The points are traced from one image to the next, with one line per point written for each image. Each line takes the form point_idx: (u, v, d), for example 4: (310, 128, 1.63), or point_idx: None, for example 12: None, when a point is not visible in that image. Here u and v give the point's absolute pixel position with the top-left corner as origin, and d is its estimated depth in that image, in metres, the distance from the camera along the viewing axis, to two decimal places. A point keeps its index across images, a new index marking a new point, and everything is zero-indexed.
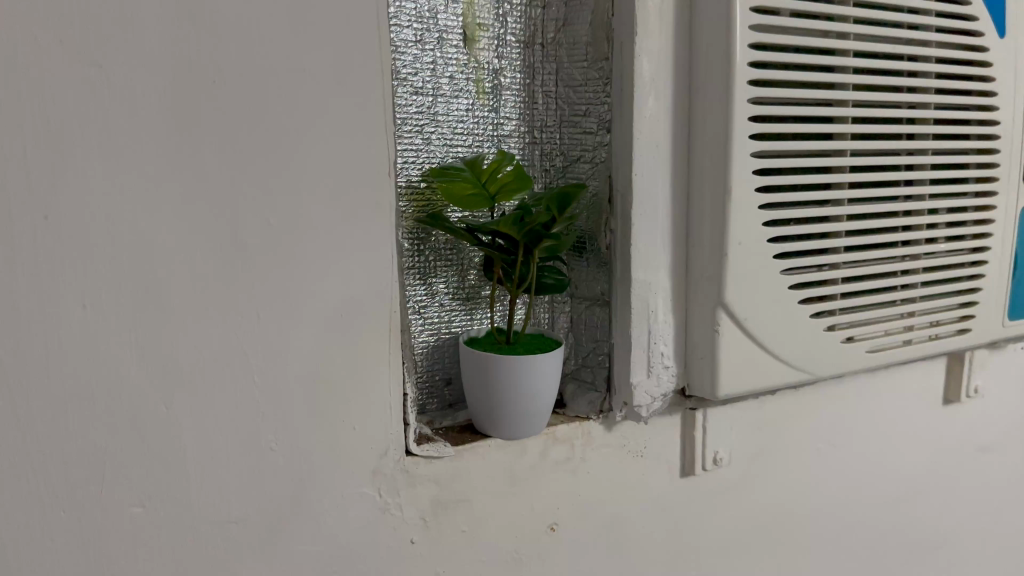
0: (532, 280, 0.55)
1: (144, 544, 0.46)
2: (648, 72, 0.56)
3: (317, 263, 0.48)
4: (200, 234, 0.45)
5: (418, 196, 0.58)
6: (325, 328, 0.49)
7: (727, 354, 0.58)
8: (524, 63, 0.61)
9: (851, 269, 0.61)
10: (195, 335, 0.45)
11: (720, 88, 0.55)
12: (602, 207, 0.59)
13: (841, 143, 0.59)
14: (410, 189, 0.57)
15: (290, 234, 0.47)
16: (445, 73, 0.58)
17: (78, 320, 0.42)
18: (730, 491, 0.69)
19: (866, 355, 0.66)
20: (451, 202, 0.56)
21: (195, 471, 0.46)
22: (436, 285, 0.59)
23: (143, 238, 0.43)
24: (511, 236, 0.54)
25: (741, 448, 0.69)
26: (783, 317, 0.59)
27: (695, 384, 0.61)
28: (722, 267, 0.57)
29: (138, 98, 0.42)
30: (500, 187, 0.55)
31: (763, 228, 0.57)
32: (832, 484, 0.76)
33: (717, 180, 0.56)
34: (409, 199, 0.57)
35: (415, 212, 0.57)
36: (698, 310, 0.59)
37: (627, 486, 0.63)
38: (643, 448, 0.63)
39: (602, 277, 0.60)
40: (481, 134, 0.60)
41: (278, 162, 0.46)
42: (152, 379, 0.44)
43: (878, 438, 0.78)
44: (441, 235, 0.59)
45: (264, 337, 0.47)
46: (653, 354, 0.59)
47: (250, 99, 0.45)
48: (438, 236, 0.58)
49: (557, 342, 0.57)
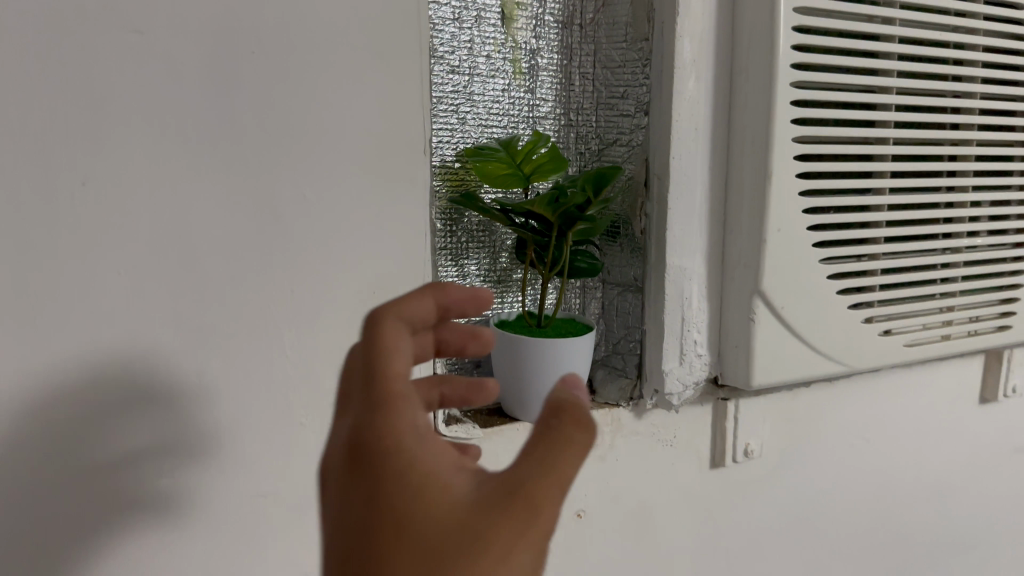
0: (565, 263, 0.55)
1: (176, 516, 0.45)
2: (688, 54, 0.55)
3: (349, 239, 0.48)
4: (235, 206, 0.44)
5: (452, 175, 0.57)
6: (356, 305, 0.49)
7: (763, 343, 0.57)
8: (561, 44, 0.60)
9: (891, 261, 0.60)
10: (229, 308, 0.45)
11: (763, 72, 0.54)
12: (638, 191, 0.58)
13: (885, 131, 0.58)
14: (444, 168, 0.56)
15: (324, 209, 0.47)
16: (482, 53, 0.57)
17: (114, 288, 0.42)
18: (760, 484, 0.68)
19: (904, 349, 0.64)
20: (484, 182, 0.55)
21: (227, 444, 0.46)
22: (467, 268, 0.59)
23: (179, 208, 0.43)
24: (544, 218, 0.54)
25: (773, 441, 0.67)
26: (820, 307, 0.58)
27: (728, 373, 0.60)
28: (760, 254, 0.56)
29: (178, 67, 0.42)
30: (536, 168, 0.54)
31: (803, 215, 0.56)
32: (864, 481, 0.75)
33: (757, 166, 0.55)
34: (443, 178, 0.57)
35: (449, 191, 0.57)
36: (733, 299, 0.58)
37: (656, 476, 0.62)
38: (673, 437, 0.62)
39: (636, 263, 0.59)
40: (517, 115, 0.60)
41: (314, 136, 0.46)
42: (186, 350, 0.44)
43: (911, 435, 0.77)
44: (473, 216, 0.58)
45: (297, 313, 0.47)
46: (686, 342, 0.58)
47: (288, 72, 0.45)
48: (470, 217, 0.58)
49: (588, 328, 0.57)
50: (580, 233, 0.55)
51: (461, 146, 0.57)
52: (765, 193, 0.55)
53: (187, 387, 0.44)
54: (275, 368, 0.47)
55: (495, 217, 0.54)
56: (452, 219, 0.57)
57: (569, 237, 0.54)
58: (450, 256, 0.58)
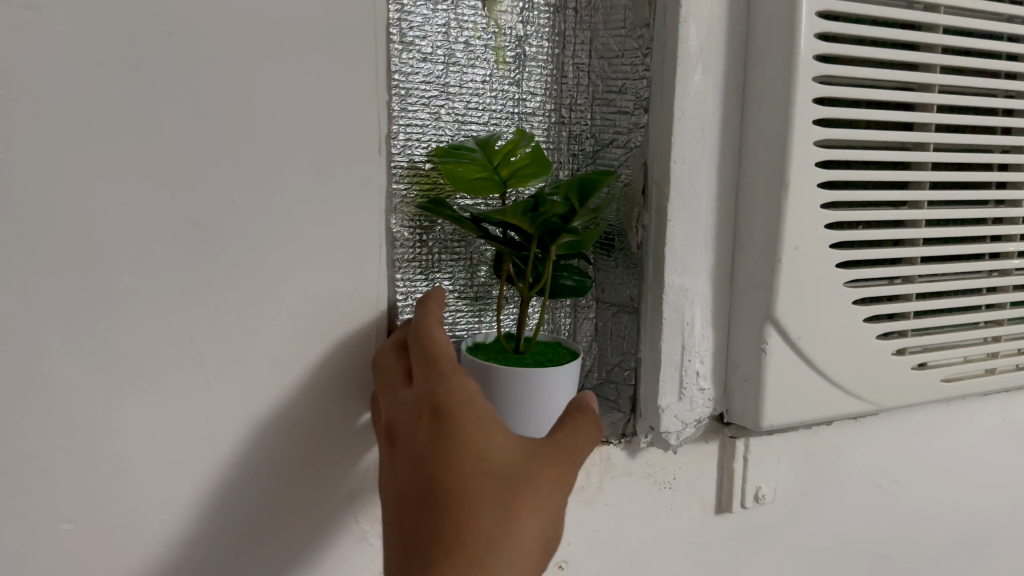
0: (547, 282, 0.47)
1: (78, 561, 0.40)
2: (695, 42, 0.48)
3: (288, 253, 0.42)
4: (148, 211, 0.38)
5: (423, 178, 0.50)
6: (295, 326, 0.43)
7: (776, 378, 0.50)
8: (553, 30, 0.53)
9: (929, 284, 0.52)
10: (144, 329, 0.40)
11: (783, 63, 0.46)
12: (635, 199, 0.51)
13: (924, 135, 0.50)
14: (413, 170, 0.49)
15: (258, 216, 0.41)
16: (460, 38, 0.50)
17: (4, 307, 0.36)
18: (773, 531, 0.60)
19: (940, 384, 0.56)
20: (456, 186, 0.48)
21: (139, 482, 0.41)
22: (437, 283, 0.51)
23: (82, 215, 0.37)
24: (524, 230, 0.46)
25: (789, 483, 0.60)
26: (844, 338, 0.50)
27: (735, 411, 0.52)
28: (774, 274, 0.48)
29: (81, 50, 0.36)
30: (514, 170, 0.47)
31: (825, 232, 0.48)
32: (893, 526, 0.67)
33: (775, 172, 0.47)
34: (412, 182, 0.49)
35: (418, 197, 0.49)
36: (742, 326, 0.51)
37: (651, 521, 0.55)
38: (671, 479, 0.55)
39: (631, 281, 0.52)
40: (500, 111, 0.52)
41: (246, 132, 0.40)
42: (91, 377, 0.39)
43: (948, 475, 0.69)
44: (446, 225, 0.51)
45: (225, 334, 0.41)
46: (687, 373, 0.51)
47: (211, 57, 0.38)
48: (442, 226, 0.51)
49: (574, 354, 0.49)
50: (566, 247, 0.48)
51: (433, 144, 0.49)
52: (781, 205, 0.47)
53: (89, 418, 0.39)
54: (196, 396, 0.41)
55: (466, 227, 0.47)
56: (419, 227, 0.50)
57: (553, 250, 0.47)
58: (417, 271, 0.50)
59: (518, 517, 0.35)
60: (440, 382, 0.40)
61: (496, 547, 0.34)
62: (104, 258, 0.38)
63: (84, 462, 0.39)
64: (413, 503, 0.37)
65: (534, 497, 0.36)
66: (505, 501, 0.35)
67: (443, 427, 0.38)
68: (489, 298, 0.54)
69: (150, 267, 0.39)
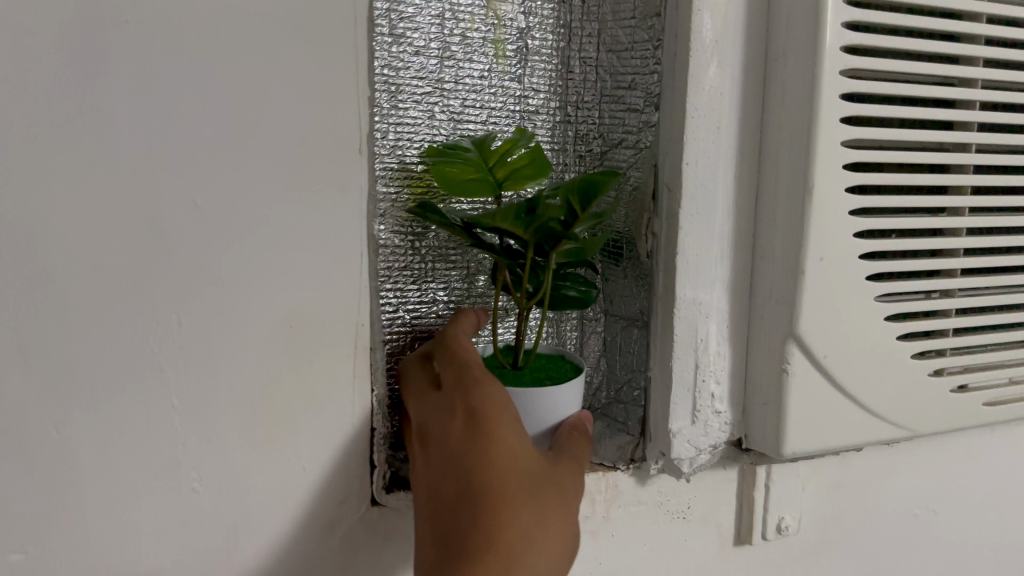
0: (547, 293, 0.43)
1: None
2: (710, 32, 0.43)
3: (258, 262, 0.39)
4: (100, 213, 0.35)
5: (416, 181, 0.46)
6: (266, 342, 0.39)
7: (799, 402, 0.45)
8: (558, 22, 0.49)
9: (969, 299, 0.47)
10: (96, 345, 0.36)
11: (806, 55, 0.42)
12: (644, 203, 0.47)
13: (964, 134, 0.45)
14: (405, 172, 0.45)
15: (223, 221, 0.38)
16: (456, 30, 0.46)
17: None
18: (798, 565, 0.56)
19: (983, 408, 0.51)
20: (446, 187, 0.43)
21: (93, 513, 0.37)
22: (429, 294, 0.47)
23: (24, 219, 0.34)
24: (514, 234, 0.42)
25: (815, 513, 0.55)
26: (875, 357, 0.46)
27: (754, 436, 0.48)
28: (797, 288, 0.44)
29: (21, 38, 0.33)
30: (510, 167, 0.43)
31: (854, 240, 0.44)
32: (930, 559, 0.62)
33: (797, 175, 0.43)
34: (404, 184, 0.46)
35: (410, 200, 0.46)
36: (763, 341, 0.46)
37: (663, 554, 0.51)
38: (685, 508, 0.51)
39: (641, 293, 0.48)
40: (500, 108, 0.49)
41: (208, 130, 0.37)
42: (36, 397, 0.35)
43: (991, 504, 0.63)
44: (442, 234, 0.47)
45: (187, 350, 0.38)
46: (701, 396, 0.47)
47: (167, 46, 0.35)
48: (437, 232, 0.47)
49: (578, 371, 0.45)
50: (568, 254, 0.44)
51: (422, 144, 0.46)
52: (806, 211, 0.43)
53: (38, 440, 0.36)
54: (155, 418, 0.38)
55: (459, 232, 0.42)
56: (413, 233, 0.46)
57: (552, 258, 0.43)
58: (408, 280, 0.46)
59: (550, 519, 0.35)
60: (474, 384, 0.37)
61: (532, 547, 0.34)
62: (51, 265, 0.35)
63: (32, 489, 0.36)
64: (445, 502, 0.35)
65: (562, 505, 0.36)
66: (539, 502, 0.35)
67: (480, 429, 0.36)
68: (486, 308, 0.50)
69: (104, 276, 0.36)
